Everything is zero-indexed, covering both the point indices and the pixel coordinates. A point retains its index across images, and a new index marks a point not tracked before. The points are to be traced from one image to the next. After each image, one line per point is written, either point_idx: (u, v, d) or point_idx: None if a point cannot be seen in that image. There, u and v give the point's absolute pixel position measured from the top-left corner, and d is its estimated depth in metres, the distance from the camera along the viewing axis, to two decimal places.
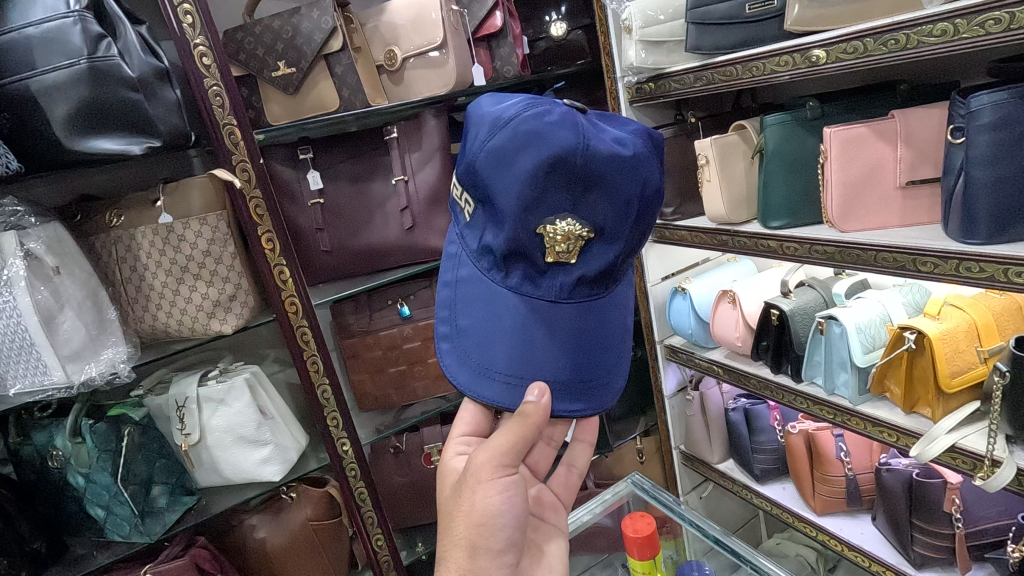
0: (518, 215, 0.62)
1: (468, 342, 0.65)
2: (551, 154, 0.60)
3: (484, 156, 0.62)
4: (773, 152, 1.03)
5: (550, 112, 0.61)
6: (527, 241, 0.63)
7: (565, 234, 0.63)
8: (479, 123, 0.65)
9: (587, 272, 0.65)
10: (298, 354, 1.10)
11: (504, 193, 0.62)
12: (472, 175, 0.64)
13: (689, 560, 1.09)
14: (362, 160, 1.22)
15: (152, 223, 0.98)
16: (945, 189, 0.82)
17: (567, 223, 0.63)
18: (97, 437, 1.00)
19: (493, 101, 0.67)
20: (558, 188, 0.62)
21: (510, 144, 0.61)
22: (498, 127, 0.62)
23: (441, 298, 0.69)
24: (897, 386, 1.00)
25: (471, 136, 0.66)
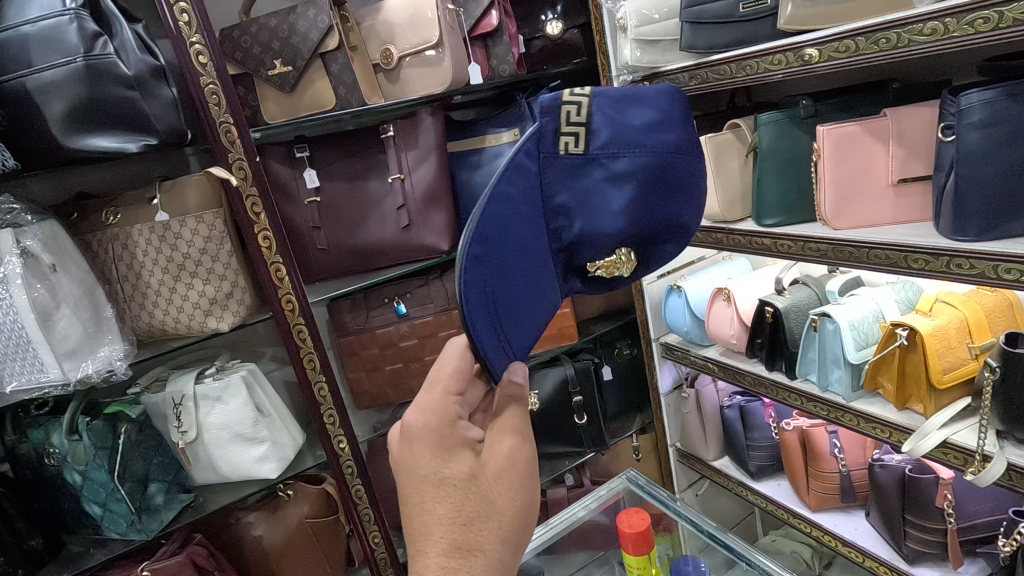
0: (623, 225, 0.61)
1: (514, 274, 0.52)
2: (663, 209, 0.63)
3: (642, 161, 0.61)
4: (767, 150, 1.04)
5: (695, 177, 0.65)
6: (603, 243, 0.61)
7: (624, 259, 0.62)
8: (648, 123, 0.62)
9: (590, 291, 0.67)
10: (295, 351, 1.11)
11: (625, 197, 0.61)
12: (614, 150, 0.60)
13: (685, 555, 1.07)
14: (358, 158, 1.23)
15: (149, 221, 0.98)
16: (936, 187, 0.83)
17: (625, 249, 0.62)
18: (94, 435, 1.00)
19: (669, 116, 0.64)
20: (647, 227, 0.63)
21: (660, 173, 0.61)
22: (661, 149, 0.62)
23: (501, 196, 0.52)
24: (889, 382, 1.01)
25: (632, 120, 0.62)
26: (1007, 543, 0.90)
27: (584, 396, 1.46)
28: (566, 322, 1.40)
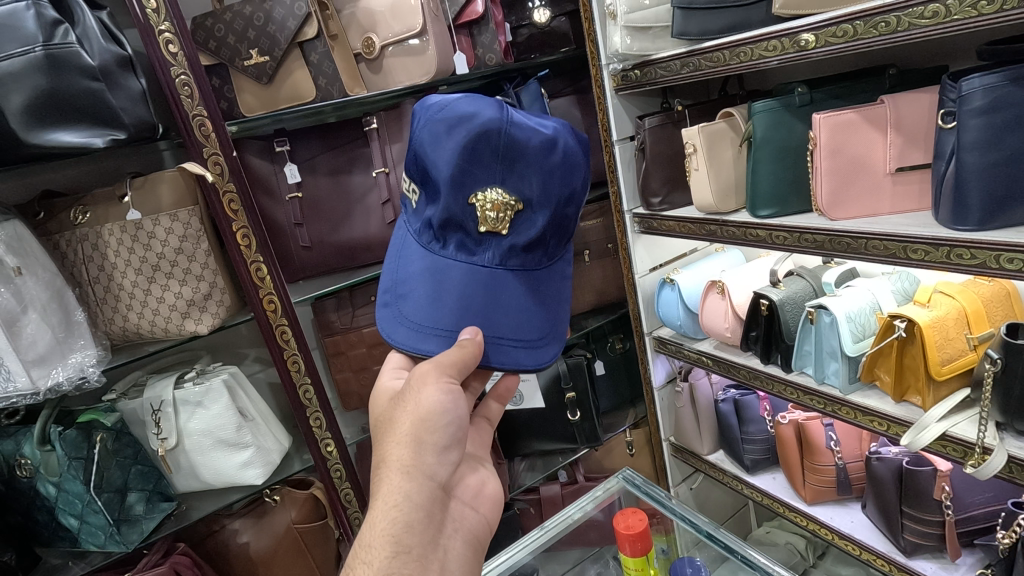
0: (452, 190, 0.70)
1: (405, 304, 0.71)
2: (475, 133, 0.70)
3: (426, 137, 0.71)
4: (761, 140, 1.01)
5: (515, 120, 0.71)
6: (460, 211, 0.71)
7: (497, 202, 0.71)
8: (446, 121, 0.71)
9: (517, 241, 0.72)
10: (279, 353, 1.07)
11: (439, 167, 0.70)
12: (419, 163, 0.73)
13: (685, 556, 1.04)
14: (342, 152, 1.19)
15: (119, 220, 0.93)
16: (936, 175, 0.81)
17: (501, 194, 0.71)
18: (67, 444, 0.95)
19: (443, 120, 0.71)
20: (485, 163, 0.71)
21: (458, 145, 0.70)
22: (454, 127, 0.70)
23: (386, 272, 0.76)
24: (887, 374, 1.00)
25: (434, 144, 0.71)
26: (1007, 535, 0.89)
27: (577, 393, 1.44)
28: None
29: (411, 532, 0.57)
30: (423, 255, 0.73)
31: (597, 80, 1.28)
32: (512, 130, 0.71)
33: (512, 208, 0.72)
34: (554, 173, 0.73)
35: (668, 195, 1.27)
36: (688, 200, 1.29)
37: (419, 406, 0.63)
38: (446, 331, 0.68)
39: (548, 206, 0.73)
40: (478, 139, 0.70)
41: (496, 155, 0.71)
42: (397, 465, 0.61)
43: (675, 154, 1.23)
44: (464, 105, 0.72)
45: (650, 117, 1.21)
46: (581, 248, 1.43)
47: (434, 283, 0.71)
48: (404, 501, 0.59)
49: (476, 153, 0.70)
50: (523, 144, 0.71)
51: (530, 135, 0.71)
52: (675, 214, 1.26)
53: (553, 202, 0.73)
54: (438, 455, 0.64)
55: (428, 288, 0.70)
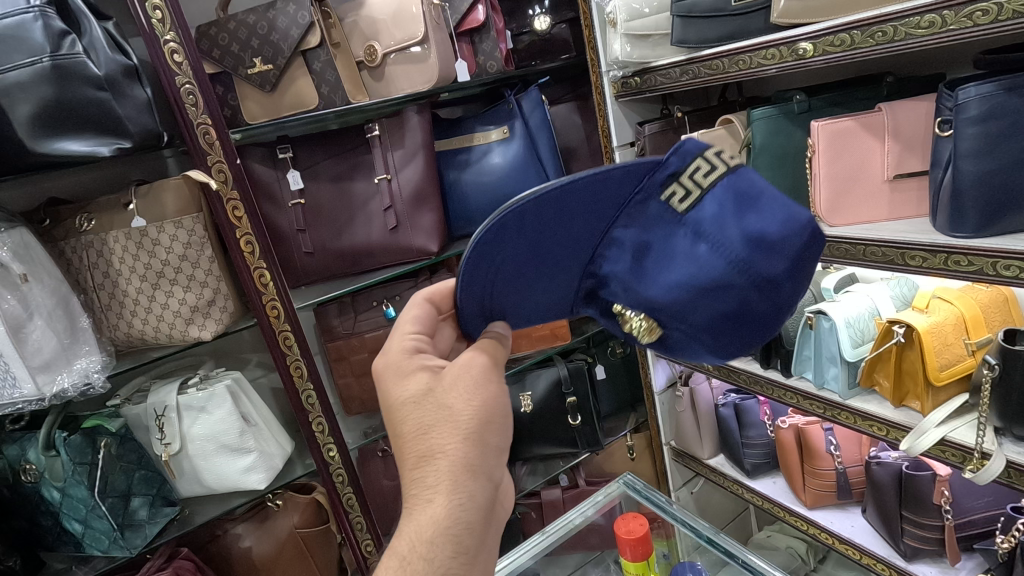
0: (661, 300, 0.56)
1: (515, 250, 0.56)
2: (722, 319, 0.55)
3: (748, 250, 0.52)
4: (761, 146, 1.00)
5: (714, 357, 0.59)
6: (620, 301, 0.59)
7: (645, 331, 0.58)
8: (743, 272, 0.52)
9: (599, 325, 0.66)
10: (282, 359, 1.08)
11: (683, 282, 0.54)
12: (719, 244, 0.52)
13: (686, 560, 1.04)
14: (345, 159, 1.20)
15: (124, 227, 0.94)
16: (933, 182, 0.82)
17: (653, 328, 0.58)
18: (71, 450, 0.96)
19: (744, 258, 0.52)
20: (692, 319, 0.56)
21: (705, 297, 0.54)
22: (731, 272, 0.52)
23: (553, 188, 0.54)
24: (886, 380, 1.00)
25: (704, 271, 0.53)
26: (1006, 539, 0.90)
27: (578, 397, 1.45)
28: (558, 322, 1.40)
29: (471, 533, 0.51)
30: (581, 242, 0.58)
31: (597, 87, 1.29)
32: (737, 341, 0.57)
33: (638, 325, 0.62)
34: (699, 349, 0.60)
35: None
36: None
37: (487, 402, 0.55)
38: (491, 298, 0.61)
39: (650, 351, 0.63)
40: (725, 296, 0.53)
41: (709, 297, 0.54)
42: (461, 462, 0.52)
43: None
44: (786, 245, 0.51)
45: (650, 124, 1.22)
46: None
47: (534, 258, 0.58)
48: (469, 502, 0.52)
49: (708, 297, 0.54)
50: (731, 318, 0.55)
51: (745, 332, 0.56)
52: None
53: None
54: (499, 457, 0.56)
55: (531, 273, 0.59)
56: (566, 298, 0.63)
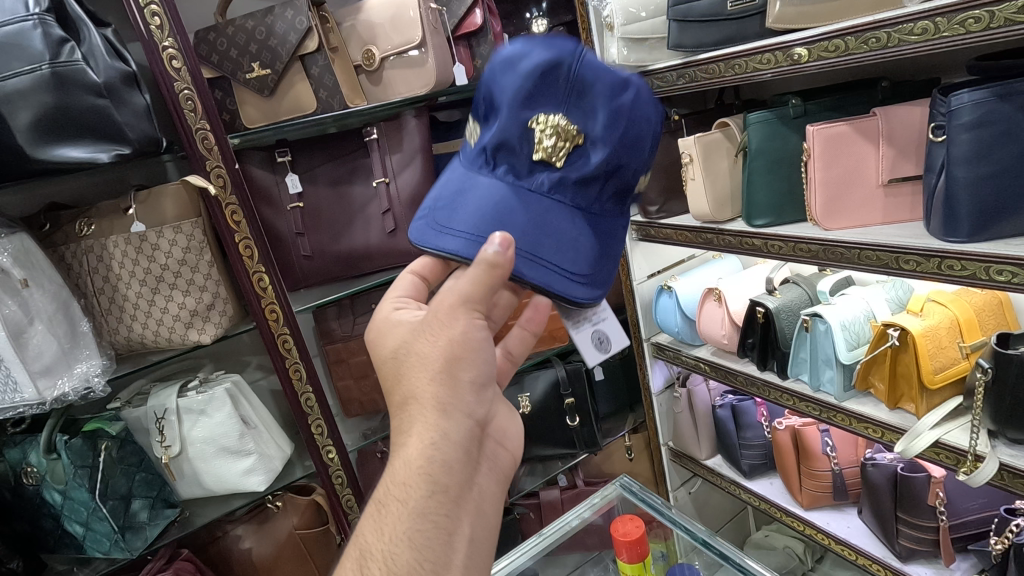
0: (515, 107, 0.65)
1: (440, 206, 0.66)
2: (546, 64, 0.65)
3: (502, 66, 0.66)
4: (756, 150, 1.02)
5: (618, 97, 0.66)
6: (517, 134, 0.66)
7: (547, 128, 0.66)
8: (509, 71, 0.66)
9: (571, 173, 0.66)
10: (281, 362, 1.08)
11: (504, 88, 0.66)
12: (488, 92, 0.68)
13: (681, 562, 1.06)
14: (343, 162, 1.20)
15: (124, 232, 0.95)
16: (927, 187, 0.82)
17: (557, 118, 0.66)
18: (73, 452, 0.97)
19: (509, 66, 0.66)
20: (556, 97, 0.66)
21: (527, 83, 0.65)
22: (510, 67, 0.66)
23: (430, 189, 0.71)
24: (881, 382, 1.01)
25: (501, 86, 0.66)
26: (999, 541, 0.91)
27: (576, 398, 1.46)
28: (556, 324, 1.41)
29: (448, 472, 0.54)
30: (470, 171, 0.68)
31: None
32: (591, 74, 0.66)
33: (572, 140, 0.66)
34: (633, 119, 0.66)
35: (665, 204, 1.28)
36: (684, 208, 1.31)
37: (453, 341, 0.56)
38: (464, 228, 0.63)
39: (615, 145, 0.66)
40: (546, 75, 0.66)
41: (562, 90, 0.66)
42: (432, 403, 0.55)
43: (672, 164, 1.25)
44: (536, 48, 0.66)
45: None
46: None
47: (463, 196, 0.65)
48: (441, 440, 0.54)
49: (546, 83, 0.66)
50: (561, 77, 0.66)
51: (602, 71, 0.66)
52: (671, 222, 1.27)
53: (617, 139, 0.66)
54: (477, 394, 0.58)
55: (466, 195, 0.65)
56: (524, 190, 0.65)
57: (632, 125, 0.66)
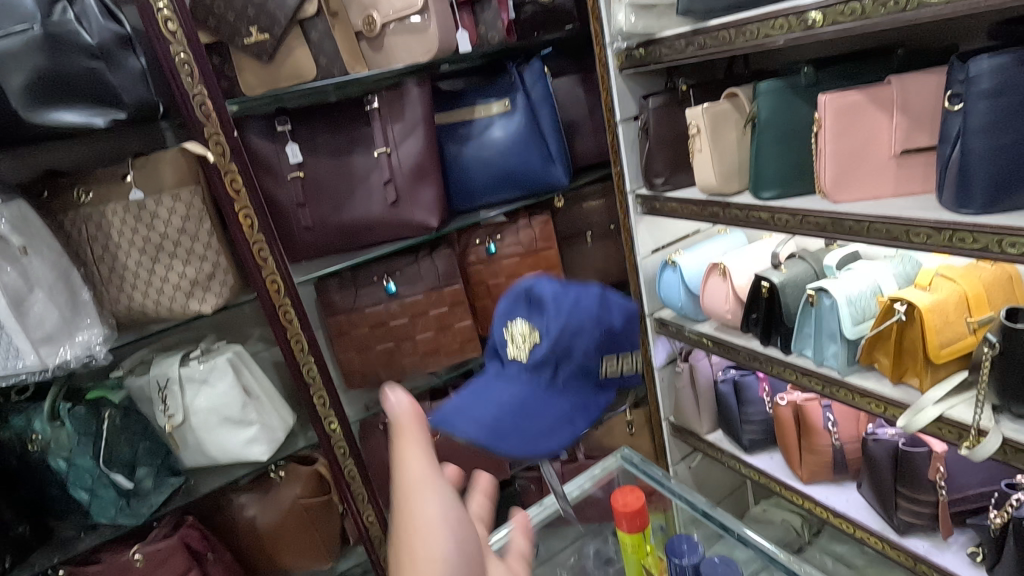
0: (501, 318, 0.91)
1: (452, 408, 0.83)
2: (520, 294, 0.89)
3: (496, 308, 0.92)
4: (766, 121, 1.00)
5: (569, 301, 0.84)
6: (499, 338, 0.89)
7: (520, 338, 0.86)
8: (502, 309, 0.91)
9: (537, 363, 0.83)
10: (282, 333, 1.08)
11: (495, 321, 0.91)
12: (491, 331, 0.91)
13: (682, 533, 1.05)
14: (344, 132, 1.18)
15: (122, 200, 0.94)
16: (940, 158, 0.80)
17: (521, 324, 0.87)
18: (76, 421, 0.99)
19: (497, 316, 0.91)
20: (519, 306, 0.90)
21: (505, 307, 0.91)
22: (499, 308, 0.92)
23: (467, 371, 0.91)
24: (886, 357, 1.00)
25: (496, 324, 0.91)
26: (998, 515, 0.91)
27: None
28: None
29: None
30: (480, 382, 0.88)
31: (601, 59, 1.27)
32: (546, 288, 0.87)
33: (534, 338, 0.85)
34: (580, 307, 0.84)
35: (671, 176, 1.26)
36: (690, 182, 1.29)
37: None
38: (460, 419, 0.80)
39: (566, 334, 0.82)
40: (515, 298, 0.90)
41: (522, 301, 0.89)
42: None
43: (679, 136, 1.23)
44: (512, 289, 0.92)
45: (653, 98, 1.21)
46: (586, 229, 1.46)
47: (466, 401, 0.84)
48: None
49: (515, 301, 0.90)
50: (525, 299, 0.89)
51: (548, 289, 0.86)
52: (677, 195, 1.25)
53: (571, 325, 0.82)
54: None
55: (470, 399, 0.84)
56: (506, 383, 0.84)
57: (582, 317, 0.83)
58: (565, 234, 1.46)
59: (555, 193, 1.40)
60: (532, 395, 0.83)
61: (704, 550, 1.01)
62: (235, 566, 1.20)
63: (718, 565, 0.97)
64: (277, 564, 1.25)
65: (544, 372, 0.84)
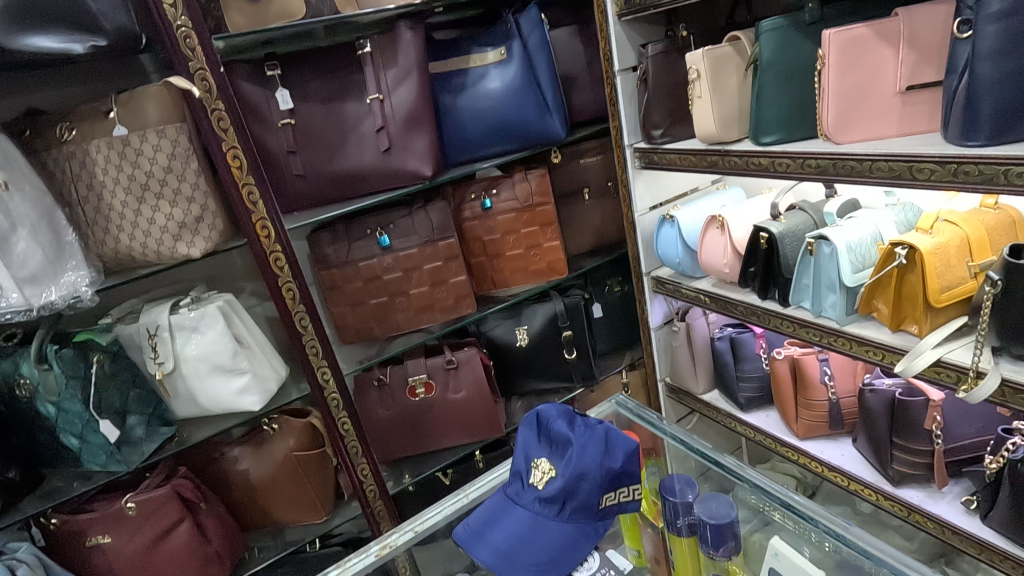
0: (523, 439, 0.92)
1: (474, 531, 0.87)
2: (542, 420, 0.93)
3: (523, 424, 0.94)
4: (768, 62, 0.97)
5: (590, 444, 0.86)
6: (522, 465, 0.90)
7: (542, 470, 0.88)
8: (526, 429, 0.93)
9: (548, 495, 0.85)
10: (273, 280, 1.06)
11: (520, 440, 0.93)
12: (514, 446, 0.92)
13: (675, 472, 1.04)
14: (335, 78, 1.15)
15: (106, 136, 0.91)
16: (946, 91, 0.78)
17: (545, 459, 0.89)
18: (64, 363, 0.96)
19: (524, 429, 0.93)
20: (544, 438, 0.91)
21: (530, 430, 0.93)
22: (525, 424, 0.94)
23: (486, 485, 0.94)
24: (885, 305, 0.99)
25: (520, 440, 0.93)
26: (995, 460, 0.90)
27: (574, 331, 1.45)
28: (555, 255, 1.39)
29: None
30: (497, 500, 0.90)
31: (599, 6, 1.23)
32: (570, 427, 0.89)
33: (550, 472, 0.87)
34: (607, 445, 0.87)
35: (670, 127, 1.24)
36: (690, 133, 1.26)
37: None
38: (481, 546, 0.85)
39: (584, 475, 0.84)
40: (539, 423, 0.93)
41: (546, 438, 0.91)
42: None
43: (679, 85, 1.20)
44: (540, 410, 0.94)
45: (652, 45, 1.18)
46: (582, 186, 1.45)
47: (483, 524, 0.87)
48: None
49: (541, 429, 0.92)
50: (548, 427, 0.91)
51: (571, 429, 0.88)
52: (676, 147, 1.23)
53: (588, 466, 0.84)
54: None
55: (490, 521, 0.87)
56: (521, 509, 0.86)
57: (602, 460, 0.85)
58: (563, 191, 1.44)
59: (553, 148, 1.37)
60: (541, 524, 0.84)
61: (698, 489, 1.00)
62: (229, 518, 1.20)
63: (711, 502, 0.98)
64: (272, 516, 1.26)
65: (554, 505, 0.85)
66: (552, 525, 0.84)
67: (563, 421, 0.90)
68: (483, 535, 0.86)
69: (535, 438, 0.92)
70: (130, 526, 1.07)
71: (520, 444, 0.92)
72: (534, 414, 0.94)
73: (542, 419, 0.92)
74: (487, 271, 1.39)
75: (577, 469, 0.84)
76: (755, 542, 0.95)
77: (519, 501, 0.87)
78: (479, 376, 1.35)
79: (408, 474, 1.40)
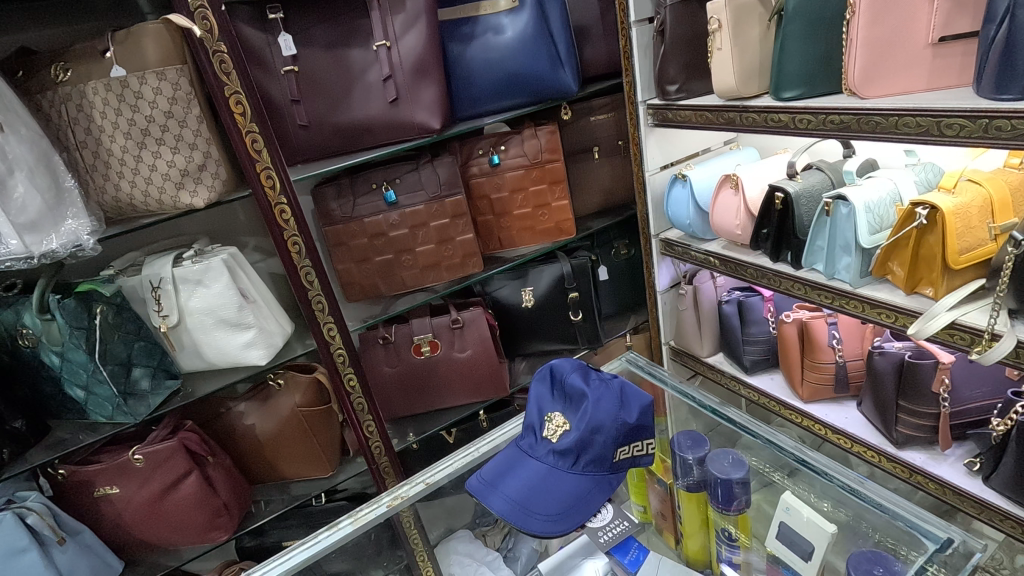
0: (537, 393, 0.93)
1: (487, 481, 0.87)
2: (556, 375, 0.93)
3: (535, 378, 0.95)
4: (794, 11, 0.94)
5: (605, 397, 0.87)
6: (535, 418, 0.91)
7: (556, 423, 0.88)
8: (539, 384, 0.94)
9: (563, 446, 0.85)
10: (278, 234, 1.03)
11: (532, 393, 0.93)
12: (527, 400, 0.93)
13: (682, 429, 1.05)
14: (340, 23, 1.10)
15: (103, 78, 0.87)
16: (983, 41, 0.75)
17: (558, 412, 0.89)
18: (67, 314, 0.95)
19: (537, 383, 0.94)
20: (558, 392, 0.92)
21: (543, 384, 0.93)
22: (538, 379, 0.95)
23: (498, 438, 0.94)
24: (900, 267, 0.97)
25: (533, 394, 0.93)
26: (1002, 423, 0.90)
27: (580, 293, 1.43)
28: (563, 215, 1.37)
29: None
30: (510, 453, 0.90)
31: None
32: (585, 382, 0.90)
33: (564, 426, 0.87)
34: (620, 400, 0.87)
35: (686, 82, 1.20)
36: (706, 90, 1.22)
37: None
38: (495, 495, 0.84)
39: (599, 427, 0.85)
40: (553, 379, 0.94)
41: (559, 393, 0.92)
42: None
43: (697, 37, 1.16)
44: (553, 365, 0.95)
45: None
46: (592, 144, 1.41)
47: (497, 475, 0.87)
48: None
49: (554, 384, 0.93)
50: (562, 383, 0.92)
51: (586, 383, 0.89)
52: (691, 103, 1.19)
53: (603, 418, 0.85)
54: None
55: (503, 473, 0.87)
56: (534, 461, 0.87)
57: (616, 413, 0.86)
58: (572, 149, 1.40)
59: (563, 103, 1.33)
60: (555, 475, 0.85)
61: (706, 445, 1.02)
62: (235, 472, 1.21)
63: (719, 457, 0.99)
64: (278, 470, 1.26)
65: (569, 457, 0.85)
66: (565, 476, 0.84)
67: (577, 375, 0.91)
68: (497, 486, 0.85)
69: (548, 393, 0.92)
70: (137, 477, 1.07)
71: (532, 398, 0.93)
72: (548, 370, 0.95)
73: (556, 373, 0.93)
74: (494, 230, 1.37)
75: (592, 421, 0.85)
76: (759, 499, 0.96)
77: (533, 453, 0.88)
78: (485, 335, 1.35)
79: (412, 432, 1.40)
